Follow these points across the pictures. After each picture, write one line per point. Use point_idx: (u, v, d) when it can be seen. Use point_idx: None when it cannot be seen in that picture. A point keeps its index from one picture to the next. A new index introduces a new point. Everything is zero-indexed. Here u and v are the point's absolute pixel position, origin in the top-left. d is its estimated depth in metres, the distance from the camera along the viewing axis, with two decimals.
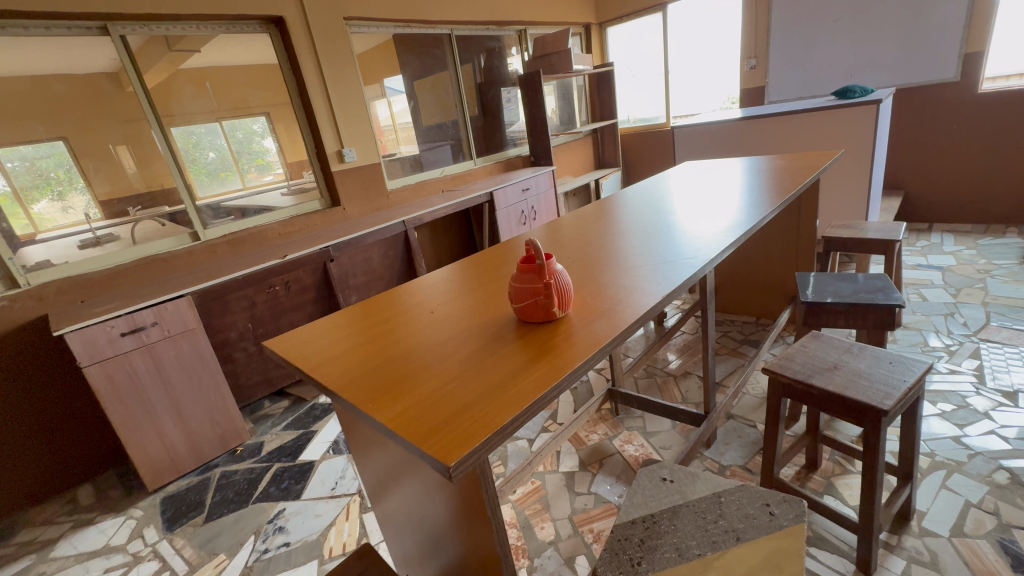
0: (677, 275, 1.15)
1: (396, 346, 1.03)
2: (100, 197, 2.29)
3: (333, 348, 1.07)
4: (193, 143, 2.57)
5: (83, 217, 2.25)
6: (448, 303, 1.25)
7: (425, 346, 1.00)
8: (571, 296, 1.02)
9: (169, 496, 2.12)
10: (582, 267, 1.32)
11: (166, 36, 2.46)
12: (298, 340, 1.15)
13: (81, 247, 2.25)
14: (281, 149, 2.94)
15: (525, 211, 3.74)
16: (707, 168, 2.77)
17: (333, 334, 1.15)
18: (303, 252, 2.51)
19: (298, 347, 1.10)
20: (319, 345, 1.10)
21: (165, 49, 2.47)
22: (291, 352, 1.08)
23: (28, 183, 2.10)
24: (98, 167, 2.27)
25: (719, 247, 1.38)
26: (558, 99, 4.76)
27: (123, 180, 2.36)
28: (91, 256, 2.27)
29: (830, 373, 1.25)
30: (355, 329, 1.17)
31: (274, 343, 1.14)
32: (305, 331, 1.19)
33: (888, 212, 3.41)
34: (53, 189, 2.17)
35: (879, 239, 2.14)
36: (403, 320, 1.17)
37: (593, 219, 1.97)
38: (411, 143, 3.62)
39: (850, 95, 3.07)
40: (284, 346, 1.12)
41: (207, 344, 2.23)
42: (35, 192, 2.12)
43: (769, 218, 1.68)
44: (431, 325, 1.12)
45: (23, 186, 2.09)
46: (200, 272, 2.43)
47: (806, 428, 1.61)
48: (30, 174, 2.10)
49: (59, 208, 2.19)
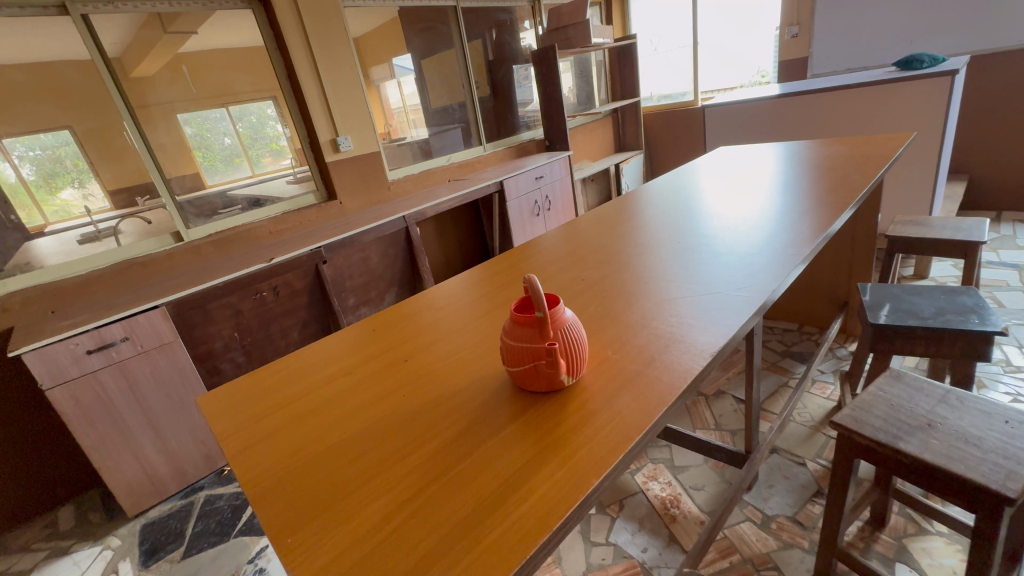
0: (730, 316, 0.86)
1: (354, 411, 0.76)
2: (108, 187, 2.15)
3: (276, 411, 0.81)
4: (177, 133, 2.33)
5: (85, 210, 2.09)
6: (431, 339, 0.97)
7: (390, 414, 0.74)
8: (587, 353, 0.75)
9: (149, 523, 1.97)
10: (604, 294, 1.04)
11: (161, 14, 2.25)
12: (239, 393, 0.89)
13: (81, 241, 2.10)
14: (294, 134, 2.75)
15: (538, 201, 3.44)
16: (751, 153, 2.41)
17: (278, 386, 0.89)
18: (292, 254, 2.28)
19: (232, 408, 0.84)
20: (260, 404, 0.84)
21: (161, 32, 2.27)
22: (223, 416, 0.82)
23: (49, 170, 2.00)
24: (101, 154, 2.12)
25: (781, 266, 1.08)
26: (576, 76, 4.38)
27: (124, 172, 2.19)
28: (93, 251, 2.13)
29: (922, 435, 0.97)
30: (307, 377, 0.90)
31: (208, 399, 0.89)
32: (252, 377, 0.94)
33: (951, 199, 3.00)
34: (73, 177, 2.05)
35: (959, 239, 1.78)
36: (368, 366, 0.90)
37: (617, 220, 1.66)
38: (420, 126, 3.34)
39: (917, 65, 2.65)
40: (217, 404, 0.87)
41: (187, 358, 2.03)
42: (57, 179, 2.02)
43: (842, 218, 1.34)
44: (402, 376, 0.84)
45: (46, 174, 1.99)
46: (182, 276, 2.22)
47: (874, 479, 1.33)
48: (51, 162, 2.00)
49: (81, 197, 2.08)
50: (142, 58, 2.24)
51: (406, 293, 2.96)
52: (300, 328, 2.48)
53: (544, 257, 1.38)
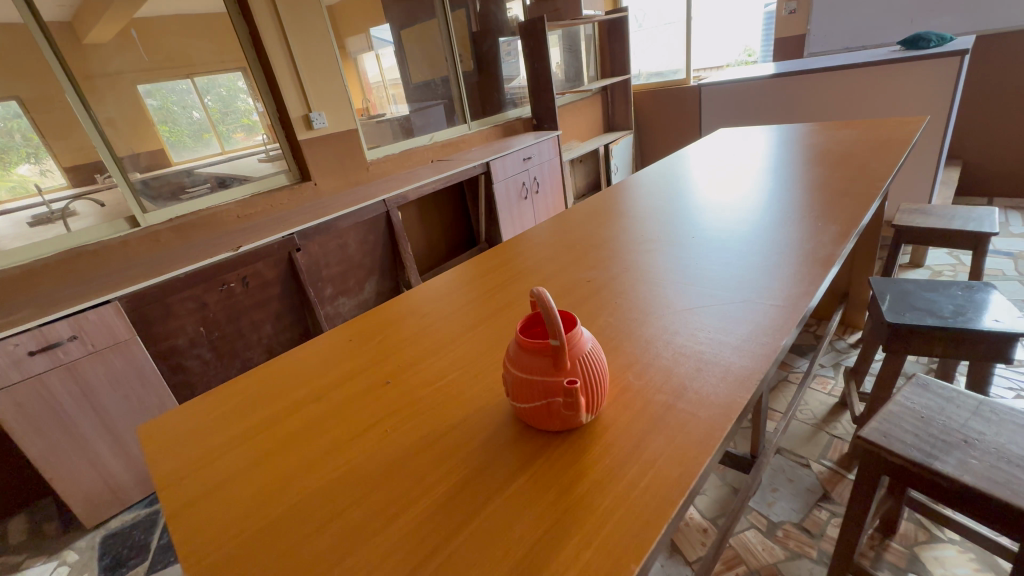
0: (766, 330, 0.74)
1: (323, 455, 0.63)
2: (64, 164, 1.94)
3: (233, 450, 0.67)
4: (138, 105, 2.10)
5: (35, 189, 1.88)
6: (420, 354, 0.83)
7: (367, 460, 0.61)
8: (606, 382, 0.62)
9: (110, 535, 1.82)
10: (613, 299, 0.91)
11: None
12: (191, 423, 0.75)
13: (33, 223, 1.89)
14: (268, 109, 2.52)
15: (526, 183, 3.28)
16: (748, 136, 2.28)
17: (237, 416, 0.75)
18: (262, 242, 2.10)
19: (182, 444, 0.71)
20: (209, 441, 0.70)
21: None
22: (164, 456, 0.69)
23: None
24: (54, 125, 1.90)
25: (812, 259, 0.96)
26: (563, 50, 4.13)
27: (71, 150, 1.95)
28: (42, 236, 1.91)
29: (959, 454, 0.89)
30: (272, 403, 0.76)
31: (147, 432, 0.74)
32: (208, 402, 0.80)
33: (947, 185, 2.94)
34: (27, 151, 1.84)
35: (968, 230, 1.71)
36: (347, 390, 0.77)
37: (615, 208, 1.53)
38: (400, 102, 3.12)
39: (924, 44, 2.62)
40: (162, 437, 0.73)
41: (146, 356, 1.85)
42: (9, 155, 1.81)
43: (876, 201, 1.21)
44: (386, 404, 0.71)
45: None
46: (138, 267, 2.01)
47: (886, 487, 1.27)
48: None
49: (38, 172, 1.88)
50: (94, 19, 1.97)
51: (387, 282, 2.80)
52: (273, 321, 2.29)
53: (541, 251, 1.24)
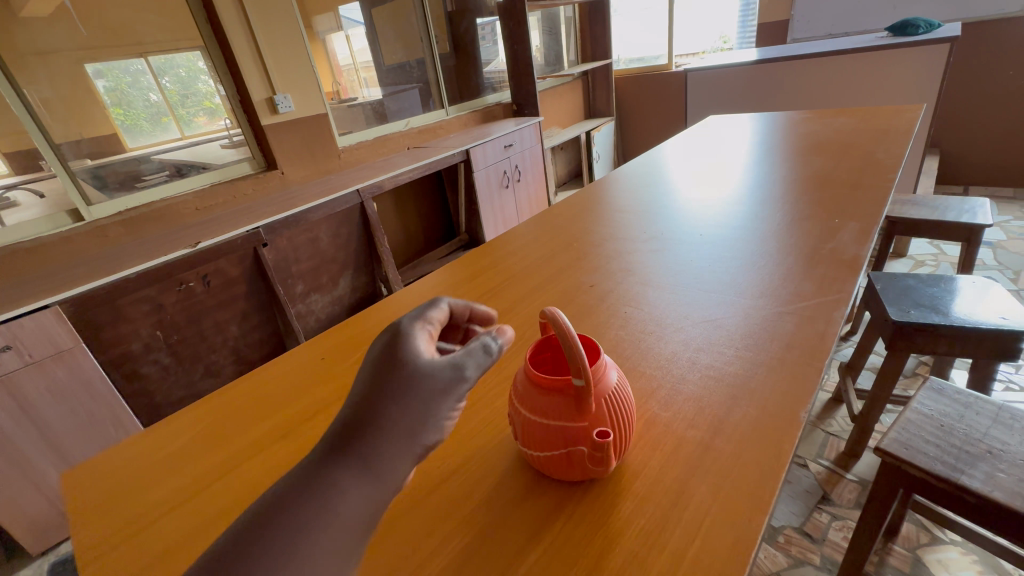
0: (803, 347, 0.65)
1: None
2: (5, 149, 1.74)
3: (182, 512, 0.61)
4: (85, 85, 1.89)
5: None
6: None
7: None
8: (631, 421, 0.53)
9: (61, 562, 1.66)
10: (619, 309, 0.81)
11: None
12: (140, 475, 0.69)
13: None
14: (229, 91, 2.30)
15: (507, 171, 3.16)
16: (737, 122, 2.21)
17: (190, 467, 0.68)
18: (223, 237, 1.91)
19: (128, 503, 0.65)
20: (158, 495, 0.65)
21: None
22: (103, 512, 0.64)
23: None
24: None
25: (835, 260, 0.87)
26: (544, 33, 3.98)
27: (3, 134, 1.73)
28: None
29: (985, 466, 0.84)
30: (230, 451, 0.70)
31: (83, 480, 0.69)
32: (161, 447, 0.74)
33: (927, 175, 2.97)
34: None
35: (962, 222, 1.68)
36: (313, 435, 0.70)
37: (607, 201, 1.42)
38: (373, 86, 2.94)
39: (912, 31, 2.68)
40: (107, 494, 0.66)
41: (93, 365, 1.65)
42: None
43: (890, 195, 1.14)
44: None
45: None
46: (82, 266, 1.80)
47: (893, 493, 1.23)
48: None
49: None
50: None
51: (362, 277, 2.65)
52: (239, 322, 2.12)
53: (533, 251, 1.13)
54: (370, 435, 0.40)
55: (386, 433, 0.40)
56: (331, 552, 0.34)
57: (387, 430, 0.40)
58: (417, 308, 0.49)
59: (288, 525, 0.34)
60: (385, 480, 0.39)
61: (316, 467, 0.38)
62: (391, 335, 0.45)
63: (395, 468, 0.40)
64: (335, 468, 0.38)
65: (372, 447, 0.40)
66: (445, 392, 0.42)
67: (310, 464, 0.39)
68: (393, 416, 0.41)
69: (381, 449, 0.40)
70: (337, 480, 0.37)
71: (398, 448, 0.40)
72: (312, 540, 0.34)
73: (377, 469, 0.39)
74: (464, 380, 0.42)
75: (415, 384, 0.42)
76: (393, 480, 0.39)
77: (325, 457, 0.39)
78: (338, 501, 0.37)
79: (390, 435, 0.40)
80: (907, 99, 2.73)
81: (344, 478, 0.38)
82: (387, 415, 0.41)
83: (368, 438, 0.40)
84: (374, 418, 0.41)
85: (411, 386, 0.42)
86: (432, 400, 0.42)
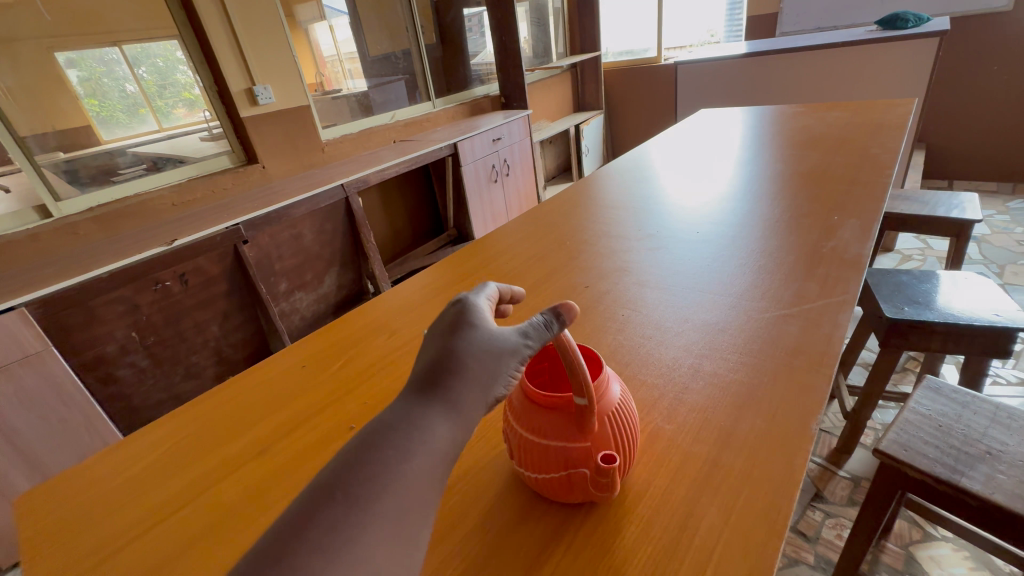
0: (810, 352, 0.62)
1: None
2: None
3: (151, 535, 0.57)
4: (55, 75, 1.79)
5: None
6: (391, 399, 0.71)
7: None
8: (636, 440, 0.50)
9: None
10: (615, 312, 0.78)
11: None
12: (109, 492, 0.65)
13: None
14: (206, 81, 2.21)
15: (496, 165, 3.11)
16: (728, 115, 2.19)
17: (162, 485, 0.65)
18: (201, 234, 1.84)
19: (93, 524, 0.60)
20: (127, 515, 0.61)
21: None
22: (69, 534, 0.60)
23: None
24: None
25: (836, 258, 0.85)
26: (532, 24, 3.92)
27: None
28: None
29: (985, 468, 0.83)
30: (207, 468, 0.66)
31: (43, 503, 0.64)
32: (131, 461, 0.69)
33: (914, 170, 2.99)
34: None
35: (952, 217, 1.68)
36: (296, 450, 0.66)
37: (598, 197, 1.38)
38: (358, 77, 2.86)
39: (901, 25, 2.69)
40: (72, 514, 0.62)
41: (64, 369, 1.57)
42: None
43: (887, 191, 1.12)
44: None
45: None
46: (50, 266, 1.71)
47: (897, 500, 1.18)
48: None
49: None
50: None
51: (349, 274, 2.59)
52: (220, 321, 2.05)
53: (525, 249, 1.09)
54: (449, 381, 0.41)
55: (464, 381, 0.41)
56: (418, 484, 0.35)
57: (466, 377, 0.41)
58: (485, 283, 0.51)
59: (378, 458, 0.35)
60: (462, 428, 0.40)
61: (398, 408, 0.40)
62: (462, 300, 0.47)
63: (472, 416, 0.41)
64: (419, 409, 0.39)
65: (452, 393, 0.40)
66: (517, 347, 0.43)
67: (394, 404, 0.40)
68: (471, 364, 0.42)
69: (459, 395, 0.41)
70: (421, 420, 0.39)
71: (474, 396, 0.41)
72: (403, 471, 0.35)
73: (457, 416, 0.40)
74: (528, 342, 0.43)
75: (484, 350, 0.43)
76: (469, 427, 0.40)
77: (407, 400, 0.40)
78: (423, 440, 0.38)
79: (468, 383, 0.41)
80: (894, 94, 2.74)
81: (431, 418, 0.39)
82: (465, 364, 0.42)
83: (448, 385, 0.41)
84: (451, 371, 0.41)
85: (487, 340, 0.43)
86: (507, 354, 0.43)
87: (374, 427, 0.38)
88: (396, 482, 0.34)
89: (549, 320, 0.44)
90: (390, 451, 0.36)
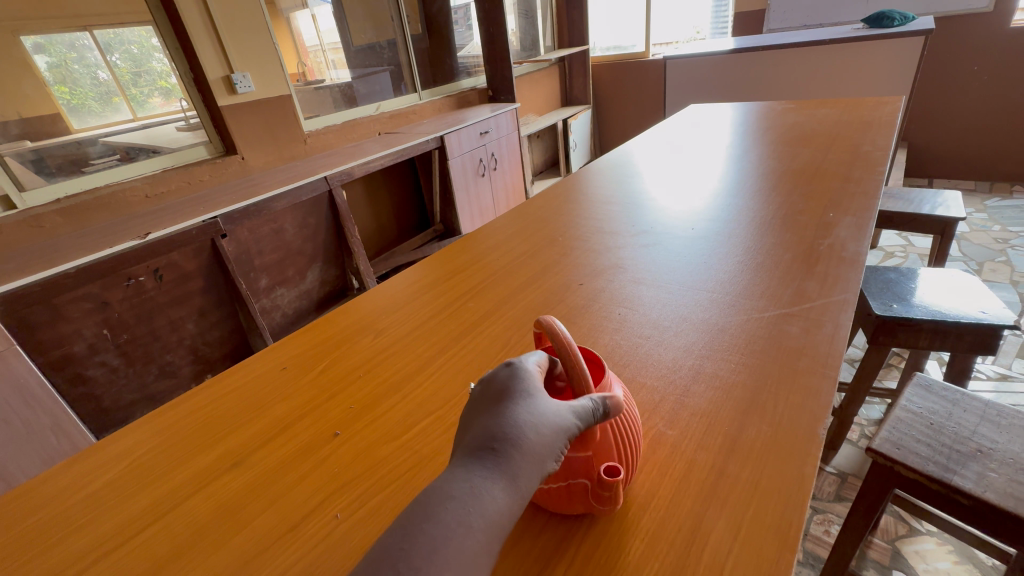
0: (812, 354, 0.60)
1: (237, 568, 0.50)
2: None
3: (121, 552, 0.54)
4: (21, 60, 1.70)
5: None
6: (380, 405, 0.68)
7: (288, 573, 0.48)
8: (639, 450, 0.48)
9: None
10: (610, 310, 0.76)
11: None
12: (79, 504, 0.60)
13: None
14: (182, 69, 2.11)
15: (484, 159, 3.06)
16: (716, 110, 2.18)
17: (137, 497, 0.60)
18: (177, 227, 1.76)
19: (57, 542, 0.56)
20: (98, 529, 0.57)
21: None
22: (30, 553, 0.55)
23: None
24: None
25: (833, 257, 0.83)
26: (520, 16, 3.87)
27: None
28: None
29: (976, 466, 0.83)
30: (183, 478, 0.62)
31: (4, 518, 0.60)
32: (104, 470, 0.65)
33: (898, 168, 3.05)
34: None
35: (936, 215, 1.70)
36: (279, 458, 0.63)
37: (587, 193, 1.36)
38: (341, 67, 2.78)
39: (888, 23, 2.72)
40: (37, 527, 0.58)
41: (30, 370, 1.49)
42: None
43: (879, 188, 1.12)
44: (326, 483, 0.58)
45: None
46: (11, 261, 1.62)
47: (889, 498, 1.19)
48: None
49: None
50: None
51: (332, 270, 2.53)
52: (196, 318, 1.98)
53: (515, 245, 1.07)
54: (509, 454, 0.37)
55: (525, 455, 0.37)
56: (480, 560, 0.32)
57: (526, 450, 0.38)
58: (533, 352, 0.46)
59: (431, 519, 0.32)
60: (519, 503, 0.36)
61: (451, 479, 0.36)
62: (511, 364, 0.43)
63: (530, 492, 0.37)
64: (477, 484, 0.35)
65: (514, 470, 0.36)
66: (576, 420, 0.41)
67: (449, 473, 0.37)
68: (532, 436, 0.38)
69: (521, 474, 0.37)
70: (480, 494, 0.35)
71: (535, 474, 0.37)
72: (459, 542, 0.32)
73: (517, 496, 0.36)
74: (579, 421, 0.40)
75: (537, 424, 0.39)
76: (527, 502, 0.36)
77: (459, 475, 0.36)
78: (481, 514, 0.34)
79: (527, 457, 0.37)
80: (879, 91, 2.77)
81: (484, 477, 0.36)
82: (526, 437, 0.38)
83: (509, 460, 0.37)
84: (507, 442, 0.38)
85: (547, 413, 0.40)
86: (567, 430, 0.40)
87: (426, 497, 0.34)
88: (457, 560, 0.31)
89: (604, 400, 0.43)
90: (449, 525, 0.33)
